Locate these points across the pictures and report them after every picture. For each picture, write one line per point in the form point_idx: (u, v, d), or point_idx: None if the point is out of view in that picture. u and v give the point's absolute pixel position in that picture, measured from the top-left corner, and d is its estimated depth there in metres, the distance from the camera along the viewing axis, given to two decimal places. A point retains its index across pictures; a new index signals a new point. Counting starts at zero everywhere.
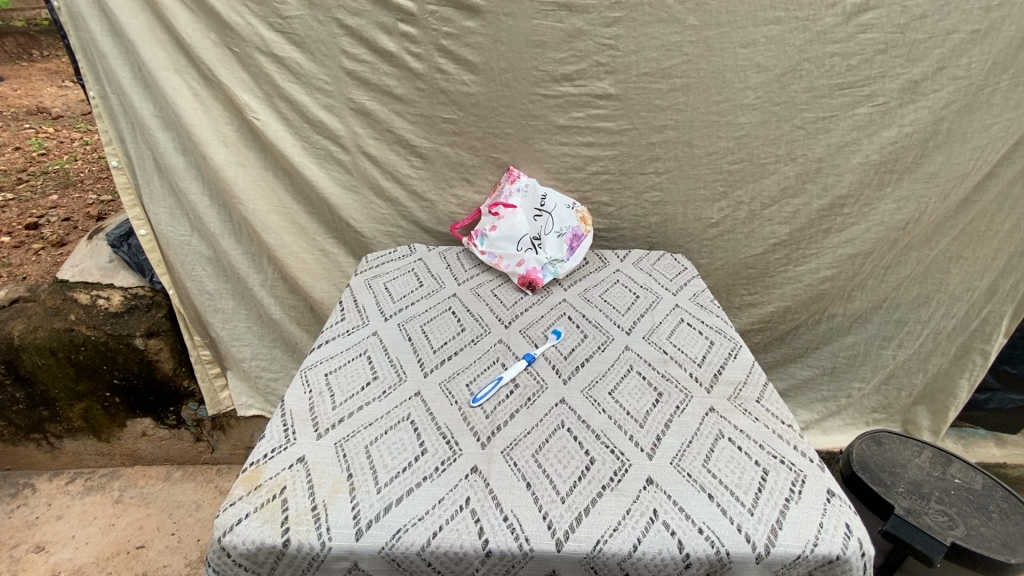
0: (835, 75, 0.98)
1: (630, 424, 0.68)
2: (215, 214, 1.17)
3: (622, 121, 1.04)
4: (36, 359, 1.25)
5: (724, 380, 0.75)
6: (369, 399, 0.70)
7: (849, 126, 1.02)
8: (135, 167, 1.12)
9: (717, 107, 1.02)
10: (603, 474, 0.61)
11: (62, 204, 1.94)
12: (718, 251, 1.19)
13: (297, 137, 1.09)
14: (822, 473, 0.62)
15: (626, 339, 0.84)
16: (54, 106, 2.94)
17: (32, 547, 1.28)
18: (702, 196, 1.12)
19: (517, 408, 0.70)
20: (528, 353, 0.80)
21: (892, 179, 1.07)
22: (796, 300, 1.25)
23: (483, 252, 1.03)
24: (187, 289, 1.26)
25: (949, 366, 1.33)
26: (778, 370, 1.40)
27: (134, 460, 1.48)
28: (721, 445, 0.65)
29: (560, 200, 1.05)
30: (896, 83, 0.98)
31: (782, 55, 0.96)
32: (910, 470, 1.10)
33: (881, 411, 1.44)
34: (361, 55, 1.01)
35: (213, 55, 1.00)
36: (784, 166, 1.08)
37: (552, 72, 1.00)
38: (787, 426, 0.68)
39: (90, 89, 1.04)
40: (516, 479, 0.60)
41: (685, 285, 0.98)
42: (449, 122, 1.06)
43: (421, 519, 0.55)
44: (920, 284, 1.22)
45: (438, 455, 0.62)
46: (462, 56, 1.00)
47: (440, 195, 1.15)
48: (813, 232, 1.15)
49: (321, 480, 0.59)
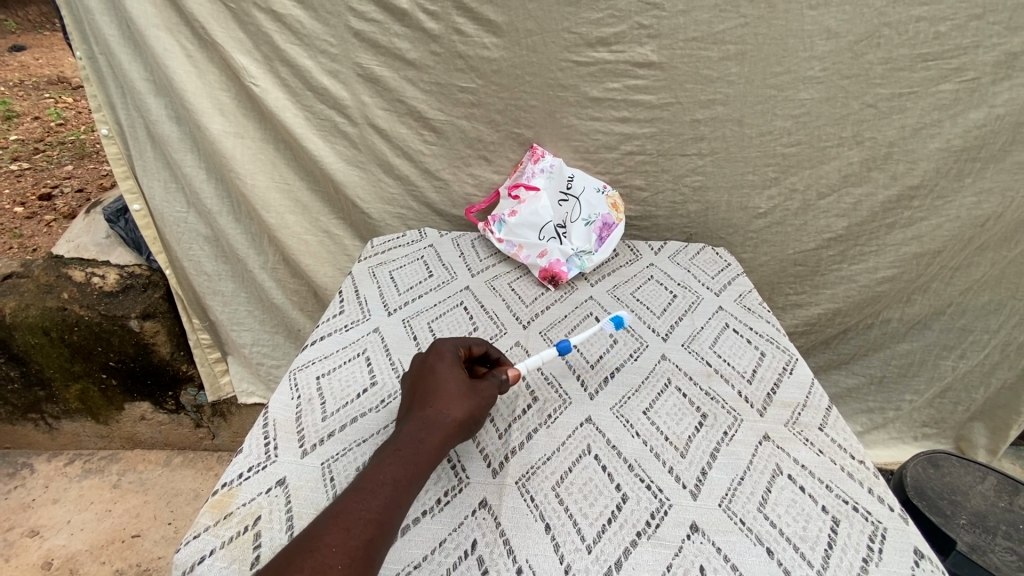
0: (919, 44, 0.83)
1: (669, 453, 0.57)
2: (211, 188, 1.08)
3: (664, 94, 0.91)
4: (29, 338, 1.20)
5: (779, 402, 0.64)
6: (365, 408, 0.61)
7: (929, 105, 0.88)
8: (127, 136, 1.03)
9: (775, 79, 0.88)
10: (637, 517, 0.50)
11: (76, 175, 1.87)
12: (764, 245, 1.07)
13: (300, 107, 0.98)
14: (906, 525, 0.51)
15: (663, 347, 0.73)
16: (74, 75, 2.87)
17: (26, 532, 1.24)
18: (750, 182, 0.99)
19: (536, 427, 0.60)
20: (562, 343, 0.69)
21: (974, 168, 0.93)
22: (847, 302, 1.12)
23: (500, 240, 0.92)
24: (185, 269, 1.18)
25: (1015, 381, 1.19)
26: (819, 376, 1.28)
27: (134, 444, 1.43)
28: (780, 484, 0.54)
29: (588, 183, 0.93)
30: (990, 55, 0.83)
31: (857, 19, 0.82)
32: (972, 499, 0.98)
33: (932, 426, 1.31)
34: (369, 13, 0.89)
35: (207, 11, 0.90)
36: (848, 150, 0.94)
37: (586, 36, 0.87)
38: (859, 462, 0.57)
39: (76, 49, 0.95)
40: (533, 519, 0.50)
41: (729, 284, 0.86)
42: (467, 92, 0.95)
43: (418, 567, 0.46)
44: (992, 289, 1.07)
45: (441, 483, 0.53)
46: (483, 15, 0.87)
47: (456, 174, 1.04)
48: (874, 226, 1.01)
49: (302, 511, 0.50)
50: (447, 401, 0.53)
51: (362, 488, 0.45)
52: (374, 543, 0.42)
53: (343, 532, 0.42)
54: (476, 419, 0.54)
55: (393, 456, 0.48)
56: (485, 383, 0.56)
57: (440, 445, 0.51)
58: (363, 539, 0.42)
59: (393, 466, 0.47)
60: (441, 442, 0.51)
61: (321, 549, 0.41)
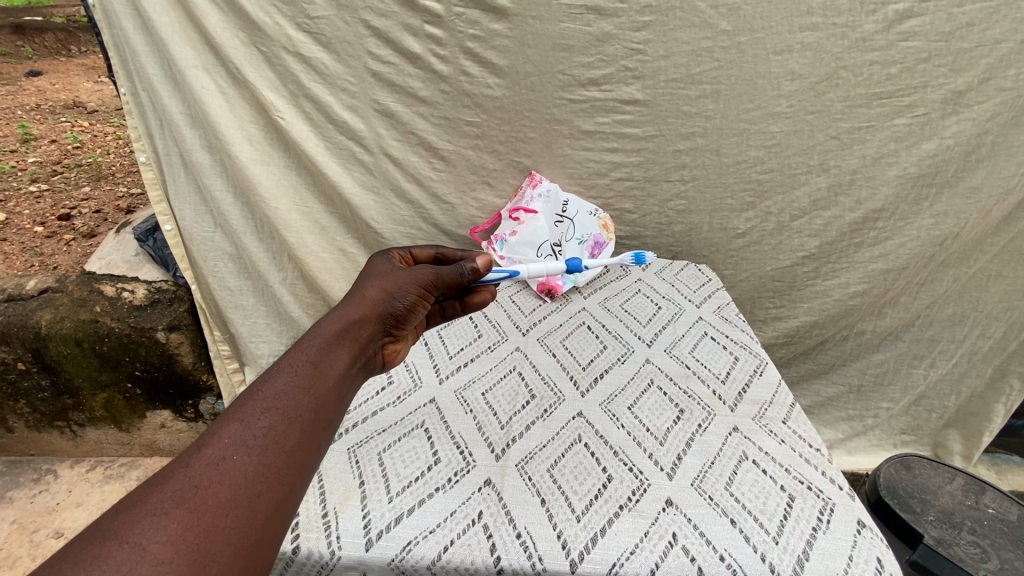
0: (874, 84, 0.94)
1: (649, 441, 0.66)
2: (238, 211, 1.19)
3: (649, 127, 1.02)
4: (61, 349, 1.27)
5: (748, 399, 0.72)
6: (383, 404, 0.70)
7: (886, 137, 0.98)
8: (162, 163, 1.13)
9: (747, 115, 0.99)
10: (621, 493, 0.59)
11: (93, 196, 1.95)
12: (744, 262, 1.16)
13: (321, 137, 1.09)
14: (852, 501, 0.59)
15: (647, 352, 0.81)
16: (89, 101, 2.99)
17: (51, 533, 1.30)
18: (729, 205, 1.09)
19: (534, 420, 0.69)
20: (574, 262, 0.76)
21: (930, 193, 1.02)
22: (823, 315, 1.21)
23: (502, 257, 1.03)
24: (209, 285, 1.27)
25: (984, 389, 1.26)
26: (801, 386, 1.36)
27: (153, 451, 1.51)
28: (745, 467, 0.62)
29: (582, 206, 1.03)
30: (939, 93, 0.93)
31: (817, 63, 0.93)
32: (941, 498, 1.05)
33: (910, 433, 1.38)
34: (386, 57, 1.00)
35: (241, 54, 1.01)
36: (816, 177, 1.04)
37: (578, 77, 0.98)
38: (815, 450, 0.65)
39: (121, 85, 1.05)
40: (530, 494, 0.58)
41: (709, 297, 0.96)
42: (472, 125, 1.05)
43: (432, 532, 0.54)
44: (956, 303, 1.16)
45: (451, 465, 0.62)
46: (487, 58, 0.98)
47: (461, 198, 1.14)
48: (844, 245, 1.11)
49: (332, 487, 0.59)
50: (365, 291, 0.60)
51: (264, 383, 0.47)
52: (280, 429, 0.44)
53: (243, 422, 0.43)
54: (403, 298, 0.61)
55: (298, 351, 0.51)
56: (418, 267, 0.64)
57: (354, 328, 0.56)
58: (263, 428, 0.43)
59: (298, 358, 0.50)
60: (355, 323, 0.56)
61: (215, 443, 0.41)
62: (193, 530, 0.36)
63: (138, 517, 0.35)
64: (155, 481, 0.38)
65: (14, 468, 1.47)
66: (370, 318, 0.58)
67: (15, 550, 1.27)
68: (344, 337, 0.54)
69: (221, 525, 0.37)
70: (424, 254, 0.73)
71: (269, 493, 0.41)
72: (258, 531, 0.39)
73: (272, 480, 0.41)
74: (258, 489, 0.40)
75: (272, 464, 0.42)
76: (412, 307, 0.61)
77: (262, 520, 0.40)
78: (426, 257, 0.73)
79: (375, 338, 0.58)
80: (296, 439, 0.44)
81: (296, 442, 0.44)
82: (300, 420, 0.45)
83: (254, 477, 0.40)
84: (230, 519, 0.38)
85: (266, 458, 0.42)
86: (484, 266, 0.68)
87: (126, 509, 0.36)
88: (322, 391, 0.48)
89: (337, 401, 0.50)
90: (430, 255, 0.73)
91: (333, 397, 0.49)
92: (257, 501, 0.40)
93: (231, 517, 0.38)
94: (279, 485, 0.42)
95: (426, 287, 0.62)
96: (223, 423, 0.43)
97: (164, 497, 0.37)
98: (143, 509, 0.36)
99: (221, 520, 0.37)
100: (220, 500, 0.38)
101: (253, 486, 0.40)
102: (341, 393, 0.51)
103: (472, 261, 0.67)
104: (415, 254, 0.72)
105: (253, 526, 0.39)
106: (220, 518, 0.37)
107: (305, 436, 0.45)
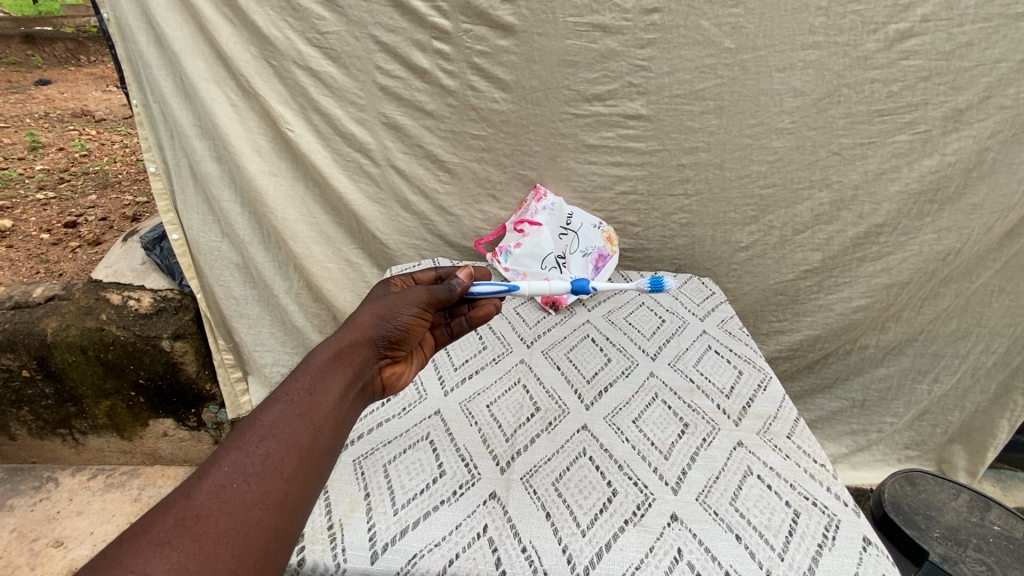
0: (874, 101, 0.95)
1: (654, 455, 0.66)
2: (245, 221, 1.20)
3: (653, 142, 1.03)
4: (67, 356, 1.28)
5: (753, 414, 0.72)
6: (389, 415, 0.71)
7: (888, 153, 0.99)
8: (172, 173, 1.15)
9: (750, 130, 1.00)
10: (626, 507, 0.59)
11: (100, 204, 1.96)
12: (747, 275, 1.17)
13: (329, 149, 1.10)
14: (857, 518, 0.59)
15: (651, 364, 0.82)
16: (99, 109, 3.03)
17: (50, 542, 1.30)
18: (732, 219, 1.10)
19: (538, 433, 0.69)
20: (579, 284, 0.76)
21: (932, 209, 1.03)
22: (826, 328, 1.21)
23: (507, 269, 1.05)
24: (215, 294, 1.28)
25: (987, 405, 1.26)
26: (805, 400, 1.36)
27: (155, 459, 1.50)
28: (750, 482, 0.62)
29: (586, 219, 1.05)
30: (940, 110, 0.94)
31: (819, 80, 0.94)
32: (946, 514, 1.04)
33: (914, 448, 1.37)
34: (394, 71, 1.02)
35: (252, 67, 1.03)
36: (818, 192, 1.05)
37: (583, 92, 1.00)
38: (820, 465, 0.65)
39: (133, 98, 1.07)
40: (535, 508, 0.58)
41: (713, 310, 0.96)
42: (478, 138, 1.07)
43: (438, 545, 0.54)
44: (958, 318, 1.16)
45: (456, 478, 0.62)
46: (495, 74, 1.00)
47: (466, 211, 1.16)
48: (846, 259, 1.12)
49: (338, 498, 0.59)
50: (358, 315, 0.60)
51: (261, 410, 0.47)
52: (277, 456, 0.44)
53: (242, 450, 0.44)
54: (396, 318, 0.60)
55: (294, 378, 0.51)
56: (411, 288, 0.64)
57: (348, 352, 0.56)
58: (262, 455, 0.44)
59: (294, 385, 0.50)
60: (348, 348, 0.56)
61: (215, 472, 0.42)
62: (195, 558, 0.37)
63: (141, 546, 0.36)
64: (158, 509, 0.39)
65: (15, 476, 1.47)
66: (363, 341, 0.58)
67: (14, 559, 1.26)
68: (339, 361, 0.54)
69: (221, 553, 0.38)
70: (425, 276, 0.73)
71: (270, 520, 0.41)
72: (258, 557, 0.40)
73: (271, 508, 0.42)
74: (258, 517, 0.41)
75: (272, 491, 0.42)
76: (408, 327, 0.61)
77: (263, 547, 0.40)
78: (427, 278, 0.73)
79: (371, 361, 0.59)
80: (294, 466, 0.44)
81: (295, 469, 0.44)
82: (297, 445, 0.46)
83: (253, 505, 0.41)
84: (230, 547, 0.38)
85: (263, 485, 0.42)
86: (467, 278, 0.69)
87: (129, 540, 0.36)
88: (318, 416, 0.49)
89: (335, 424, 0.50)
90: (429, 275, 0.74)
91: (331, 421, 0.50)
92: (256, 528, 0.40)
93: (232, 545, 0.38)
94: (279, 512, 0.42)
95: (420, 304, 0.62)
96: (223, 452, 0.43)
97: (166, 527, 0.37)
98: (146, 538, 0.37)
99: (221, 548, 0.38)
100: (221, 528, 0.39)
101: (252, 513, 0.41)
102: (339, 417, 0.51)
103: (458, 277, 0.68)
104: (415, 276, 0.73)
105: (253, 554, 0.39)
106: (220, 546, 0.38)
107: (304, 462, 0.45)
